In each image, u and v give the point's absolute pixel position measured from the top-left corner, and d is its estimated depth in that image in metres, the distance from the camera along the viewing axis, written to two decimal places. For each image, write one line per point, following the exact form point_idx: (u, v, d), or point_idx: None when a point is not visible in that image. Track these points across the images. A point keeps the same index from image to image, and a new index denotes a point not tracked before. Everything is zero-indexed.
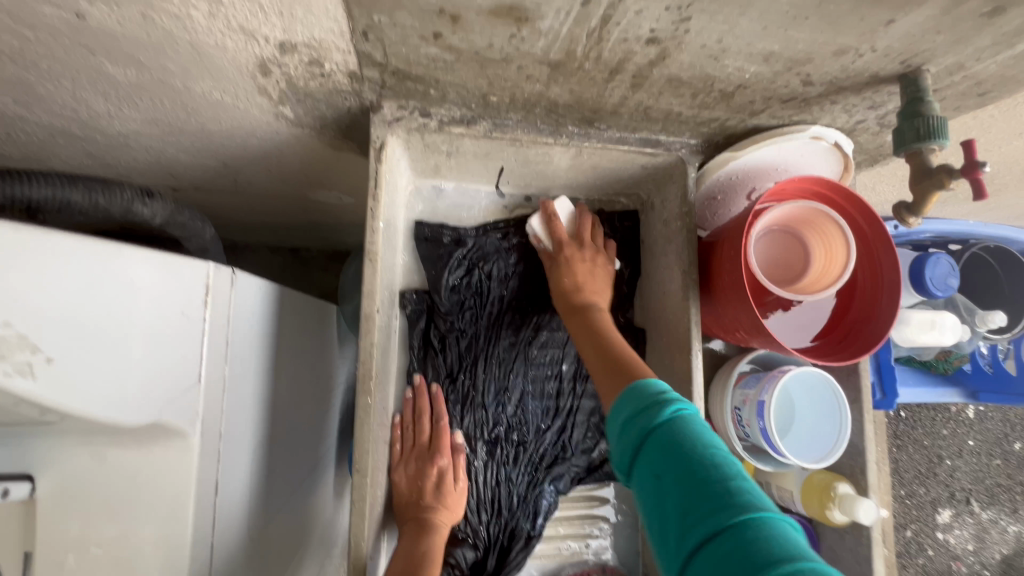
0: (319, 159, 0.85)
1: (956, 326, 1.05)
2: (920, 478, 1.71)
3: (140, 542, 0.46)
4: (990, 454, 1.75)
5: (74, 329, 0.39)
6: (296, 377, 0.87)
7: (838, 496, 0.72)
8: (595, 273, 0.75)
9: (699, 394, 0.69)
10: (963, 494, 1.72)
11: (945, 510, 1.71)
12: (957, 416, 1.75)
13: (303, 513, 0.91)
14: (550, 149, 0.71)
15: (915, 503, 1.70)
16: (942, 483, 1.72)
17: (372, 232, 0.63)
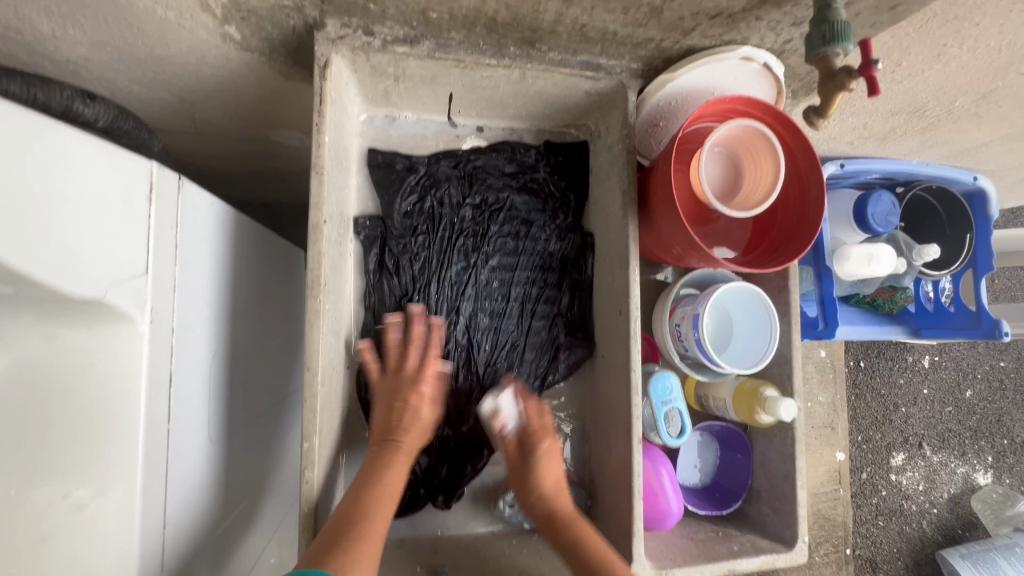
0: (274, 91, 0.86)
1: (892, 258, 1.10)
2: (876, 425, 1.80)
3: (92, 418, 0.49)
4: (942, 402, 1.85)
5: (15, 192, 0.39)
6: (260, 306, 0.90)
7: (764, 399, 0.77)
8: (554, 469, 0.71)
9: (636, 304, 0.74)
10: (916, 439, 1.82)
11: (898, 453, 1.81)
12: (912, 366, 1.84)
13: (269, 439, 0.95)
14: (494, 72, 0.73)
15: (871, 448, 1.80)
16: (897, 429, 1.82)
17: (318, 146, 0.66)
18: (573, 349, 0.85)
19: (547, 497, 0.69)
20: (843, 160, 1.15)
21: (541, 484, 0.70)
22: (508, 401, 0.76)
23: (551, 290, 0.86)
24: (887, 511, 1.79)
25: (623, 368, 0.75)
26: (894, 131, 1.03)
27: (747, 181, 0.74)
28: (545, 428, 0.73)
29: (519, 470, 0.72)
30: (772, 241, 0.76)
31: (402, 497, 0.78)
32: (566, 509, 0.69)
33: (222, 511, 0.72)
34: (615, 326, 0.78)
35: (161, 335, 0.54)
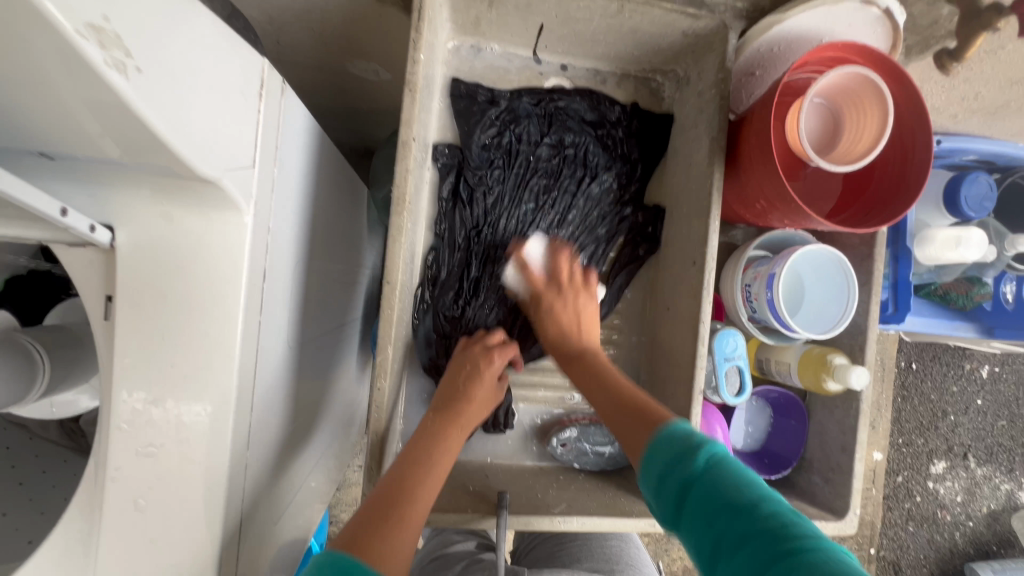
0: (362, 15, 0.86)
1: (982, 243, 1.04)
2: (920, 429, 1.73)
3: (200, 298, 0.52)
4: (996, 414, 1.76)
5: (166, 61, 0.40)
6: (333, 230, 0.93)
7: (832, 367, 0.75)
8: (581, 309, 0.76)
9: (712, 255, 0.72)
10: (961, 449, 1.75)
11: (940, 461, 1.74)
12: (970, 374, 1.74)
13: (328, 361, 0.99)
14: (591, 3, 0.71)
15: (912, 452, 1.73)
16: (942, 436, 1.74)
17: (413, 63, 0.66)
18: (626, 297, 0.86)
19: (572, 334, 0.75)
20: (940, 137, 1.07)
21: (561, 322, 0.76)
22: (537, 245, 0.81)
23: (616, 236, 0.85)
24: (919, 517, 1.74)
25: (690, 320, 0.74)
26: (1006, 106, 0.95)
27: (848, 133, 0.72)
28: (580, 285, 0.78)
29: (535, 319, 0.78)
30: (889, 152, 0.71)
31: None
32: (581, 347, 0.74)
33: (293, 414, 0.76)
34: (686, 277, 0.77)
35: (261, 230, 0.56)
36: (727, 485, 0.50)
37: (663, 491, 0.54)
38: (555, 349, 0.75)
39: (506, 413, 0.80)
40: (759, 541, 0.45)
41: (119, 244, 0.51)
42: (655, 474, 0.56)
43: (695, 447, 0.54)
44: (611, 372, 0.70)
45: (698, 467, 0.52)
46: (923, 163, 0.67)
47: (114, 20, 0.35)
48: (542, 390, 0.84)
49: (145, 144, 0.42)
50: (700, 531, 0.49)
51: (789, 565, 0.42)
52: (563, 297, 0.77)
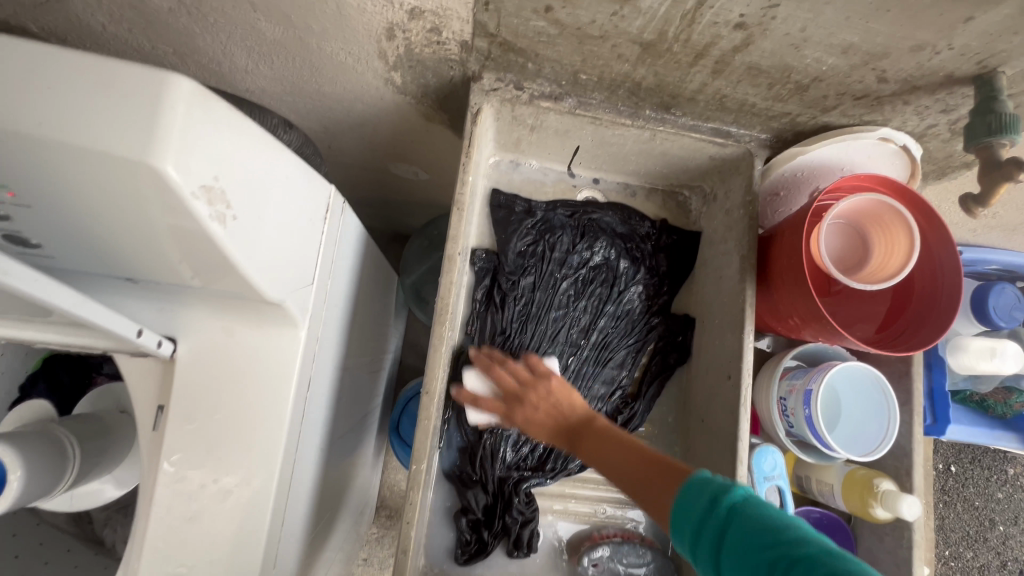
0: (410, 130, 0.95)
1: (1018, 355, 1.02)
2: (968, 541, 1.60)
3: (249, 411, 0.53)
4: None
5: (259, 205, 0.44)
6: (367, 324, 0.95)
7: (879, 492, 0.72)
8: (556, 399, 0.68)
9: (748, 370, 0.72)
10: (1016, 565, 1.61)
11: None
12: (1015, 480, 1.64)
13: (350, 455, 0.98)
14: (625, 131, 0.77)
15: (961, 567, 1.59)
16: (993, 550, 1.61)
17: (462, 184, 0.71)
18: (655, 405, 0.85)
19: (569, 412, 0.67)
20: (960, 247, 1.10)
21: (542, 420, 0.67)
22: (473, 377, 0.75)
23: (646, 343, 0.86)
24: None
25: (728, 436, 0.72)
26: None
27: (873, 253, 0.73)
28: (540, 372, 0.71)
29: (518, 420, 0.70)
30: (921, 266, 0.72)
31: (468, 543, 0.76)
32: (585, 415, 0.67)
33: (316, 521, 0.74)
34: (720, 389, 0.76)
35: (312, 341, 0.58)
36: (756, 518, 0.46)
37: (697, 541, 0.49)
38: (558, 438, 0.67)
39: (530, 531, 0.77)
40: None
41: (179, 356, 0.53)
42: (685, 538, 0.50)
43: (719, 487, 0.49)
44: (618, 444, 0.61)
45: (720, 507, 0.48)
46: (956, 278, 0.68)
47: (223, 178, 0.39)
48: (572, 502, 0.81)
49: (225, 275, 0.45)
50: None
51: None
52: (529, 399, 0.69)
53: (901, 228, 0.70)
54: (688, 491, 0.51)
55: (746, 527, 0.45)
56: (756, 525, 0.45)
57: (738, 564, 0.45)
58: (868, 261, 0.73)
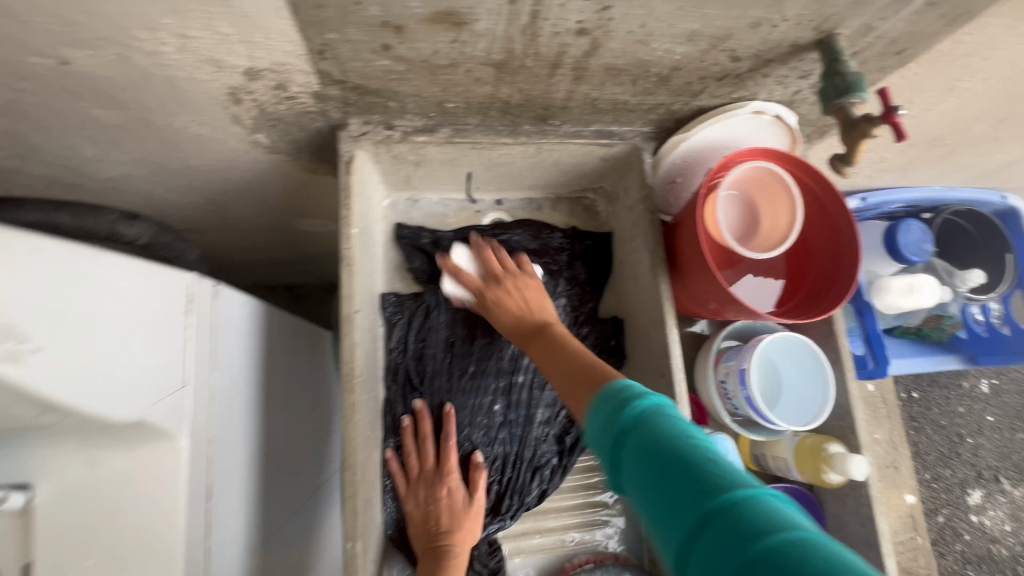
0: (299, 185, 0.90)
1: (934, 287, 1.06)
2: (943, 460, 1.63)
3: (136, 546, 0.48)
4: (1012, 428, 1.67)
5: (75, 324, 0.42)
6: (303, 393, 0.89)
7: (828, 457, 0.72)
8: (529, 299, 0.74)
9: (678, 365, 0.71)
10: (991, 472, 1.64)
11: (974, 491, 1.62)
12: (972, 392, 1.69)
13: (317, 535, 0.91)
14: (510, 150, 0.75)
15: (942, 486, 1.61)
16: (967, 463, 1.64)
17: (347, 238, 0.67)
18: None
19: (526, 314, 0.72)
20: (863, 194, 1.13)
21: (509, 308, 0.73)
22: (462, 253, 0.81)
23: None
24: (975, 558, 1.58)
25: None
26: (914, 163, 1.01)
27: (761, 227, 0.75)
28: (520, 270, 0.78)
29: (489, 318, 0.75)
30: (818, 229, 0.74)
31: None
32: (543, 322, 0.70)
33: None
34: (658, 389, 0.74)
35: (198, 446, 0.53)
36: (664, 429, 0.43)
37: (609, 437, 0.47)
38: (517, 332, 0.71)
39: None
40: (716, 521, 0.35)
41: (41, 501, 0.47)
42: (600, 417, 0.49)
43: (633, 399, 0.47)
44: (578, 345, 0.64)
45: (627, 417, 0.46)
46: (852, 236, 0.70)
47: (11, 313, 0.39)
48: (537, 537, 0.77)
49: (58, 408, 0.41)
50: (641, 497, 0.42)
51: (705, 519, 0.36)
52: (511, 282, 0.76)
53: (790, 196, 0.72)
54: (607, 399, 0.49)
55: (648, 433, 0.43)
56: (660, 434, 0.42)
57: (645, 482, 0.41)
58: (763, 228, 0.75)
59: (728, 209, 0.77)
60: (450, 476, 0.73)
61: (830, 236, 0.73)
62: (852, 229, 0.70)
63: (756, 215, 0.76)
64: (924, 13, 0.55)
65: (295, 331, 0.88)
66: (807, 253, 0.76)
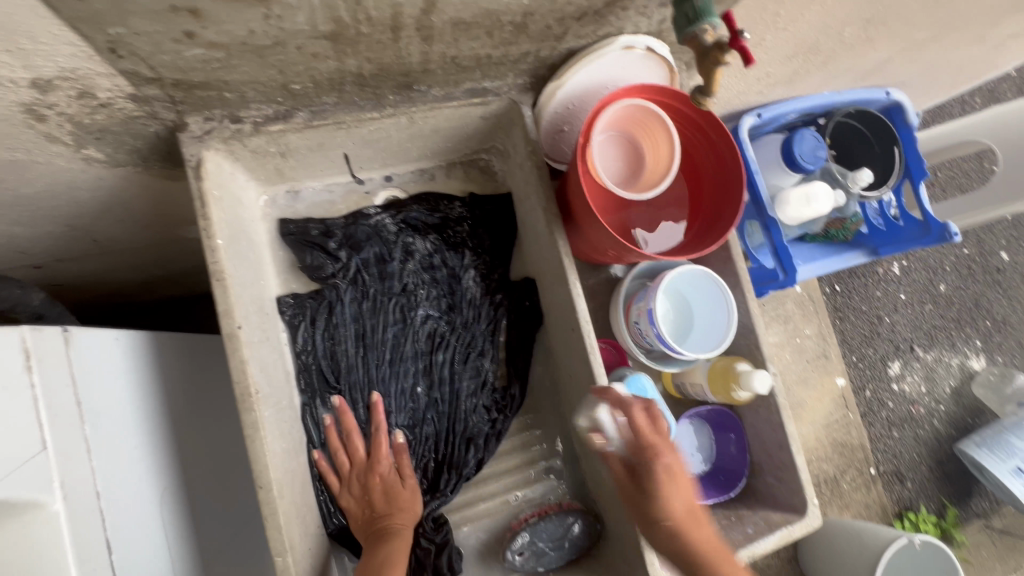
0: (166, 195, 0.81)
1: (829, 193, 1.11)
2: (866, 340, 1.76)
3: None
4: (921, 301, 1.81)
5: None
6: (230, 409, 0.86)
7: (736, 376, 0.76)
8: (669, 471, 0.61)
9: (585, 318, 0.71)
10: (907, 343, 1.79)
11: (894, 362, 1.77)
12: (885, 276, 1.80)
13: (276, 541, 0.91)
14: (381, 124, 0.70)
15: (867, 364, 1.75)
16: (887, 339, 1.78)
17: (212, 251, 0.61)
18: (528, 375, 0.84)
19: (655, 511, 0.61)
20: (758, 110, 1.14)
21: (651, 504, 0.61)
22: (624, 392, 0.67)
23: (498, 321, 0.84)
24: (898, 421, 1.75)
25: (590, 386, 0.72)
26: (798, 73, 1.03)
27: (648, 165, 0.76)
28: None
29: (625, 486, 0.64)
30: (704, 152, 0.74)
31: None
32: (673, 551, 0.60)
33: None
34: (572, 343, 0.75)
35: (87, 505, 0.50)
36: None
37: None
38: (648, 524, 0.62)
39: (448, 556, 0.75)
40: None
41: None
42: None
43: None
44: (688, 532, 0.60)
45: None
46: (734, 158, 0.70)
47: None
48: (482, 502, 0.80)
49: None
50: None
51: None
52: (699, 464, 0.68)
53: (667, 133, 0.71)
54: None
55: None
56: None
57: None
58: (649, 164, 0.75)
59: (612, 151, 0.77)
60: (381, 460, 0.73)
61: (716, 160, 0.73)
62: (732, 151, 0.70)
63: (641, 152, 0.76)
64: None
65: (204, 348, 0.83)
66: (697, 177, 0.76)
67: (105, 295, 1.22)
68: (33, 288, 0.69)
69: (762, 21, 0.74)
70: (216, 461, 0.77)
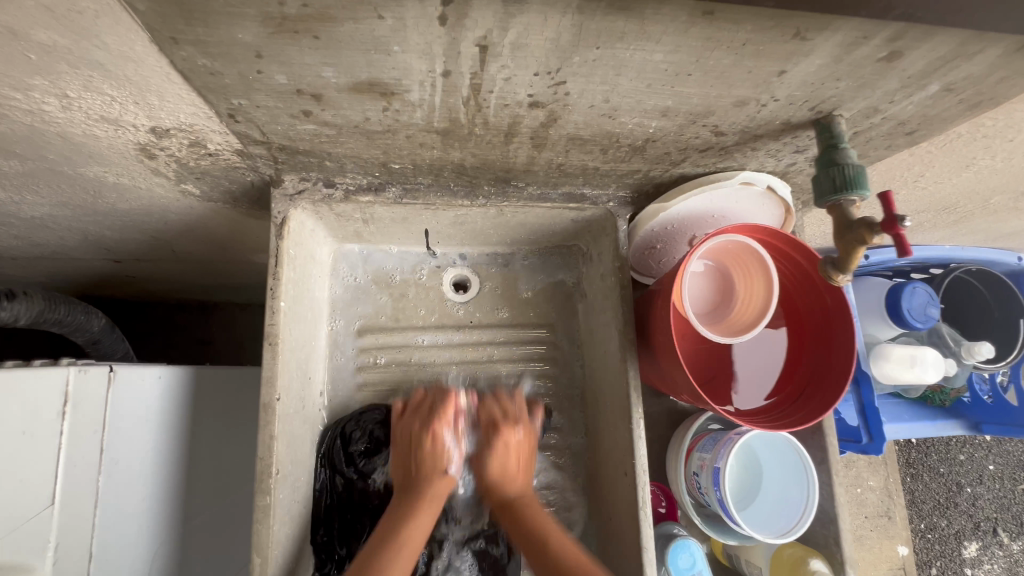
0: (246, 228, 0.81)
1: (939, 361, 0.98)
2: (940, 510, 1.52)
3: None
4: (1014, 479, 1.55)
5: None
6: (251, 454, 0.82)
7: (808, 574, 0.64)
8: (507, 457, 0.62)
9: (643, 466, 0.63)
10: (989, 524, 1.53)
11: (971, 543, 1.51)
12: (973, 440, 1.57)
13: None
14: (468, 211, 0.67)
15: (938, 538, 1.50)
16: (965, 514, 1.53)
17: (272, 312, 0.59)
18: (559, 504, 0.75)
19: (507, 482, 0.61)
20: (866, 251, 1.04)
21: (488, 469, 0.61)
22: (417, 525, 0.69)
23: (545, 435, 0.76)
24: None
25: (632, 544, 0.63)
26: (925, 227, 0.92)
27: (735, 306, 0.67)
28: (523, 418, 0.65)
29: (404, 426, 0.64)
30: (811, 314, 0.65)
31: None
32: (520, 492, 0.61)
33: None
34: (620, 486, 0.67)
35: (76, 570, 0.47)
36: None
37: None
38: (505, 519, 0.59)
39: None
40: None
41: None
42: None
43: None
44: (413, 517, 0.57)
45: None
46: (848, 337, 0.60)
47: None
48: None
49: None
50: None
51: None
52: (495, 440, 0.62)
53: (771, 284, 0.63)
54: None
55: None
56: None
57: None
58: (738, 305, 0.67)
59: (699, 269, 0.70)
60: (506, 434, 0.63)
61: (824, 328, 0.64)
62: (845, 328, 0.60)
63: (732, 290, 0.68)
64: (939, 97, 0.47)
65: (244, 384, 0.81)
66: (797, 336, 0.67)
67: (169, 291, 1.26)
68: (95, 314, 0.74)
69: (903, 179, 0.66)
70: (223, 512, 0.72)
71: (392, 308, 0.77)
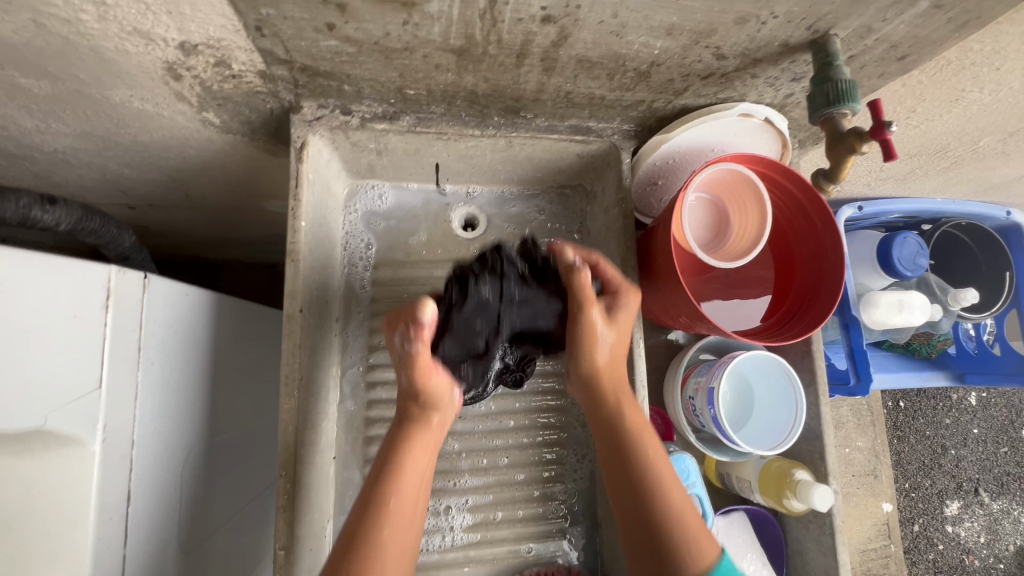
0: (261, 167, 0.84)
1: (925, 306, 1.02)
2: (924, 470, 1.58)
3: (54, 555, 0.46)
4: (996, 441, 1.62)
5: None
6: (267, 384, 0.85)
7: (794, 484, 0.69)
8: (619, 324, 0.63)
9: (642, 382, 0.67)
10: (971, 484, 1.60)
11: (953, 501, 1.58)
12: (959, 403, 1.62)
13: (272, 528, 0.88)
14: (478, 143, 0.70)
15: (921, 496, 1.57)
16: (948, 474, 1.59)
17: (293, 231, 0.62)
18: (560, 426, 0.78)
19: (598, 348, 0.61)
20: (860, 203, 1.07)
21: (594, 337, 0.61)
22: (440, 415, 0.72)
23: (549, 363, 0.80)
24: (947, 568, 1.56)
25: None
26: (916, 174, 0.95)
27: (731, 235, 0.71)
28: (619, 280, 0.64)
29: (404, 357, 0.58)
30: (802, 241, 0.69)
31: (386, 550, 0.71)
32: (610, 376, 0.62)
33: None
34: None
35: (119, 452, 0.50)
36: None
37: None
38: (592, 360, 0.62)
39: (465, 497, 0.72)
40: None
41: None
42: None
43: None
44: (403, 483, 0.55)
45: None
46: (839, 255, 0.64)
47: None
48: (487, 546, 0.74)
49: None
50: None
51: None
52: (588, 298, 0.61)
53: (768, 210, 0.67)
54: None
55: None
56: None
57: None
58: (733, 234, 0.70)
59: (698, 203, 0.73)
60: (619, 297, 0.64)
61: (814, 252, 0.68)
62: (838, 247, 0.64)
63: (727, 223, 0.71)
64: (929, 15, 0.50)
65: (260, 317, 0.84)
66: (789, 264, 0.71)
67: (179, 244, 1.28)
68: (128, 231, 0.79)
69: (896, 115, 0.69)
70: (243, 433, 0.76)
71: (403, 244, 0.80)
